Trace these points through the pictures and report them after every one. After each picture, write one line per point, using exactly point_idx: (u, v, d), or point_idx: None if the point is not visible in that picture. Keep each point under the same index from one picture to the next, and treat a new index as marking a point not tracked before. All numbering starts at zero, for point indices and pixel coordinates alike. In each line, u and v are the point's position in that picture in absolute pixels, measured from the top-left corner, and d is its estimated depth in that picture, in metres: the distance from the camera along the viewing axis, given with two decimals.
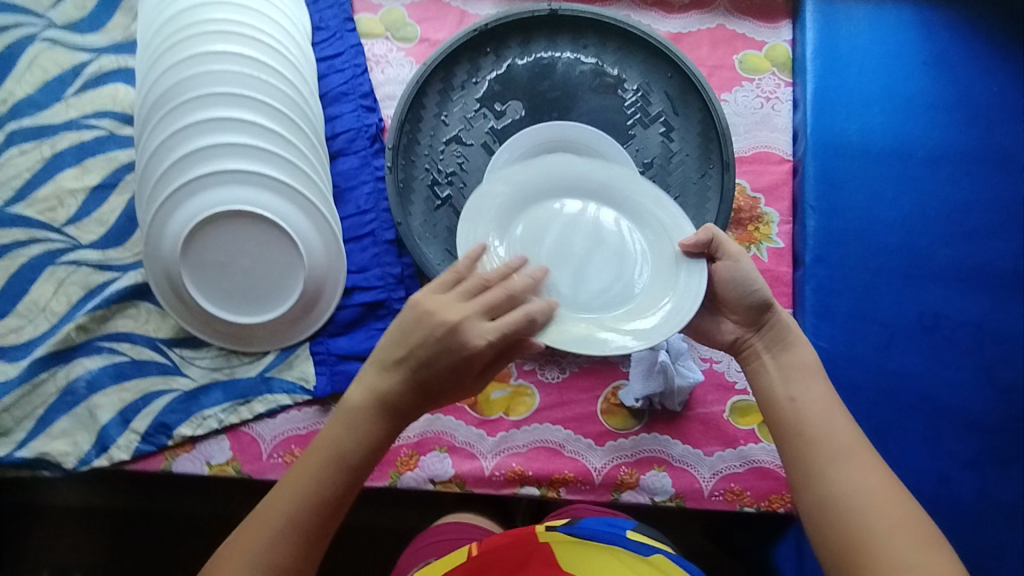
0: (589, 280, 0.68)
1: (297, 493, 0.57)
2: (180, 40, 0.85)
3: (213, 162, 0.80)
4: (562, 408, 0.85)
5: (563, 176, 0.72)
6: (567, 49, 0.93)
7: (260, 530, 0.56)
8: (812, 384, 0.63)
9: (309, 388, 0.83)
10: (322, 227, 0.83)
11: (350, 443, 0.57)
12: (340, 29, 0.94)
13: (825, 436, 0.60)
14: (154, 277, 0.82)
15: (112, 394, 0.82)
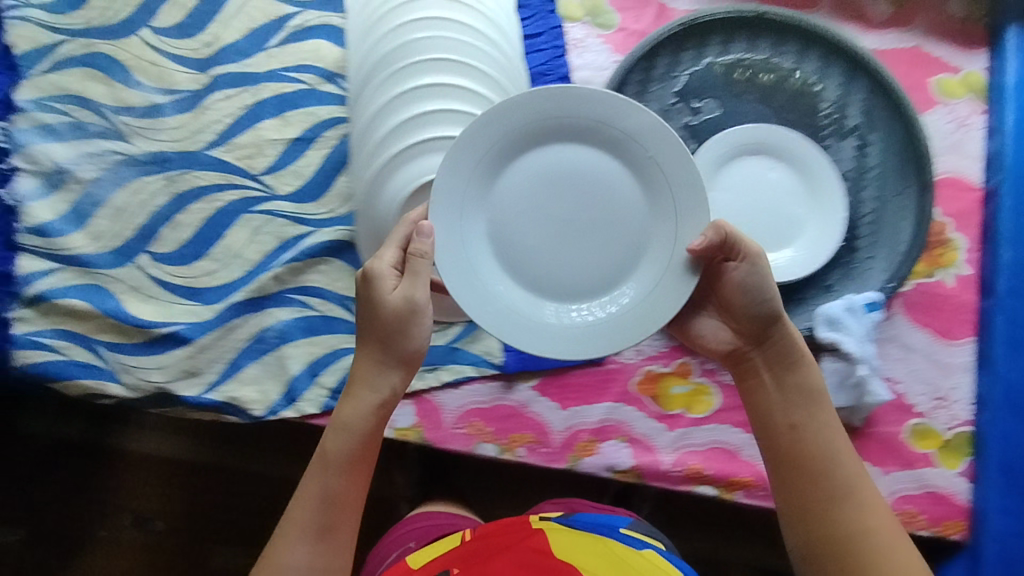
0: (572, 263, 0.70)
1: (325, 466, 0.67)
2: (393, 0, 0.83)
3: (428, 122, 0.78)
4: (742, 411, 0.84)
5: (561, 159, 0.69)
6: (767, 51, 0.91)
7: (305, 500, 0.67)
8: (814, 410, 0.67)
9: (496, 362, 0.83)
10: None
11: (347, 424, 0.67)
12: (541, 9, 0.91)
13: (816, 465, 0.65)
14: (367, 238, 0.82)
15: (302, 345, 0.82)
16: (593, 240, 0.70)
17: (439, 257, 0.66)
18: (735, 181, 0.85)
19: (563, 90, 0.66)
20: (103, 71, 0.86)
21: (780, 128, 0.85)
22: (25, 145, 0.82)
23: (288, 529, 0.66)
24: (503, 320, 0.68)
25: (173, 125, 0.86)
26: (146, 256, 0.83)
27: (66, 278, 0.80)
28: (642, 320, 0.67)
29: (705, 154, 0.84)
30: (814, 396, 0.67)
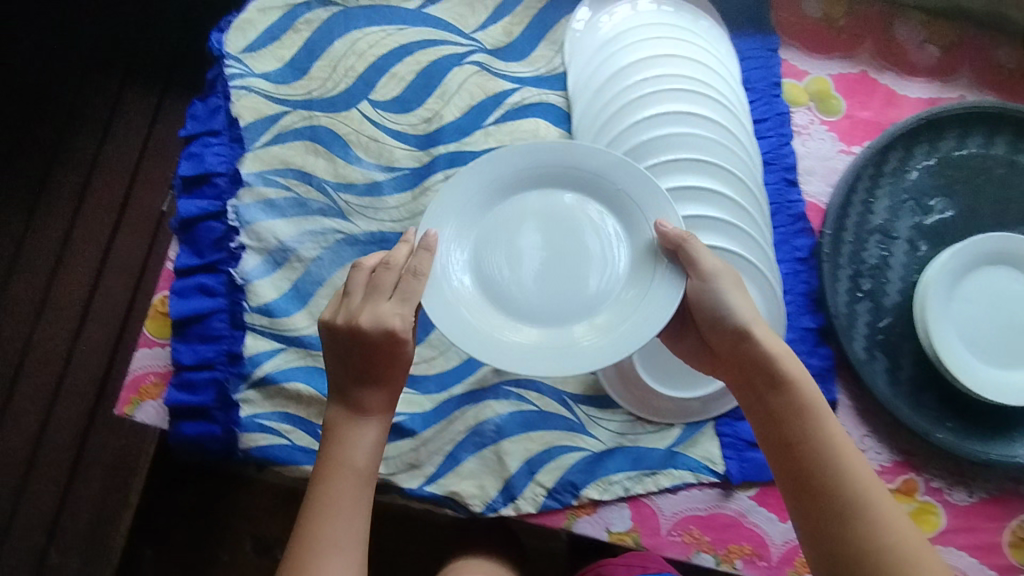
0: (537, 292, 0.68)
1: (348, 482, 0.63)
2: (625, 92, 0.82)
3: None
4: (969, 533, 0.79)
5: (535, 203, 0.71)
6: (1004, 147, 0.87)
7: (314, 524, 0.61)
8: (799, 426, 0.59)
9: (717, 470, 0.79)
10: (773, 302, 0.76)
11: (352, 455, 0.63)
12: (767, 93, 0.88)
13: (816, 485, 0.57)
14: None
15: (519, 441, 0.79)
16: (568, 270, 0.69)
17: (429, 289, 0.64)
18: (976, 291, 0.82)
19: (541, 144, 0.69)
20: (325, 146, 0.86)
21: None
22: (250, 221, 0.83)
23: (309, 547, 0.60)
24: (463, 329, 0.64)
25: (393, 203, 0.85)
26: None
27: (291, 359, 0.81)
28: (619, 344, 0.64)
29: (947, 258, 0.81)
30: (811, 407, 0.60)
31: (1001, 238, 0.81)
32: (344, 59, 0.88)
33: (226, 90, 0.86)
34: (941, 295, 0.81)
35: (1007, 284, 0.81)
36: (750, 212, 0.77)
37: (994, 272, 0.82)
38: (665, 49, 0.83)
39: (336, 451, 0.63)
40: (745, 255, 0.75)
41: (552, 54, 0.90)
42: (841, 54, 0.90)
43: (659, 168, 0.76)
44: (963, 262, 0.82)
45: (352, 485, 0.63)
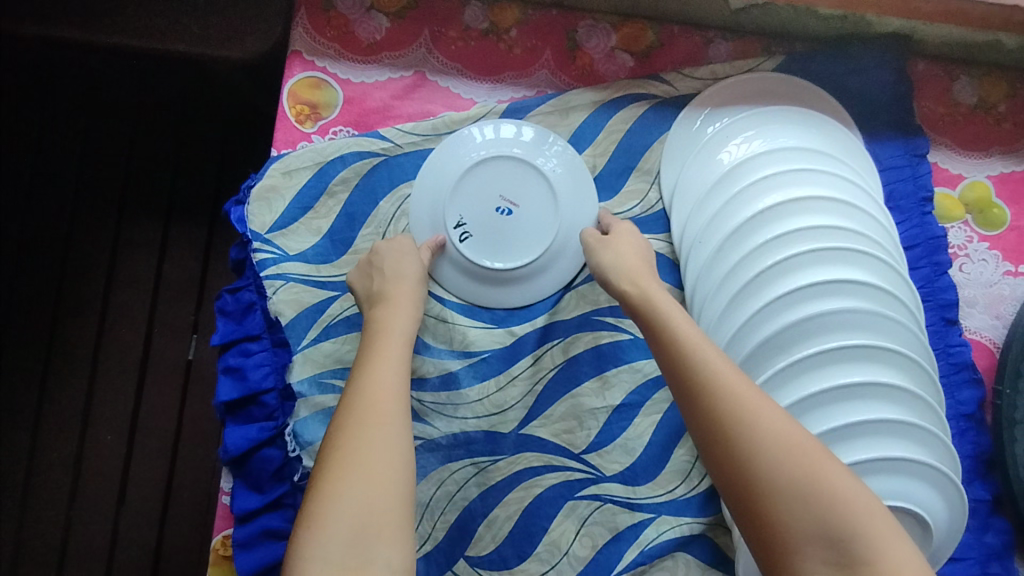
0: (484, 175, 0.71)
1: (387, 390, 0.54)
2: (765, 249, 0.65)
3: (848, 437, 0.61)
4: None
5: (491, 245, 0.71)
6: None
7: (343, 436, 0.50)
8: (683, 358, 0.53)
9: None
10: (951, 500, 0.64)
11: (389, 330, 0.60)
12: (916, 211, 0.72)
13: (711, 411, 0.49)
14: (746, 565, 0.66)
15: None
16: (521, 185, 0.71)
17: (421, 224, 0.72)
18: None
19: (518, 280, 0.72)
20: None
21: None
22: (310, 442, 0.69)
23: (335, 470, 0.48)
24: (441, 166, 0.71)
25: (474, 397, 0.72)
26: (462, 562, 0.71)
27: None
28: (555, 164, 0.72)
29: None
30: (693, 343, 0.53)
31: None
32: (395, 224, 0.72)
33: (259, 282, 0.71)
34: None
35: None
36: (932, 403, 0.64)
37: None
38: (818, 190, 0.65)
39: (364, 361, 0.57)
40: (933, 463, 0.62)
41: (648, 186, 0.73)
42: (1002, 149, 0.74)
43: (825, 362, 0.61)
44: None
45: (394, 359, 0.57)
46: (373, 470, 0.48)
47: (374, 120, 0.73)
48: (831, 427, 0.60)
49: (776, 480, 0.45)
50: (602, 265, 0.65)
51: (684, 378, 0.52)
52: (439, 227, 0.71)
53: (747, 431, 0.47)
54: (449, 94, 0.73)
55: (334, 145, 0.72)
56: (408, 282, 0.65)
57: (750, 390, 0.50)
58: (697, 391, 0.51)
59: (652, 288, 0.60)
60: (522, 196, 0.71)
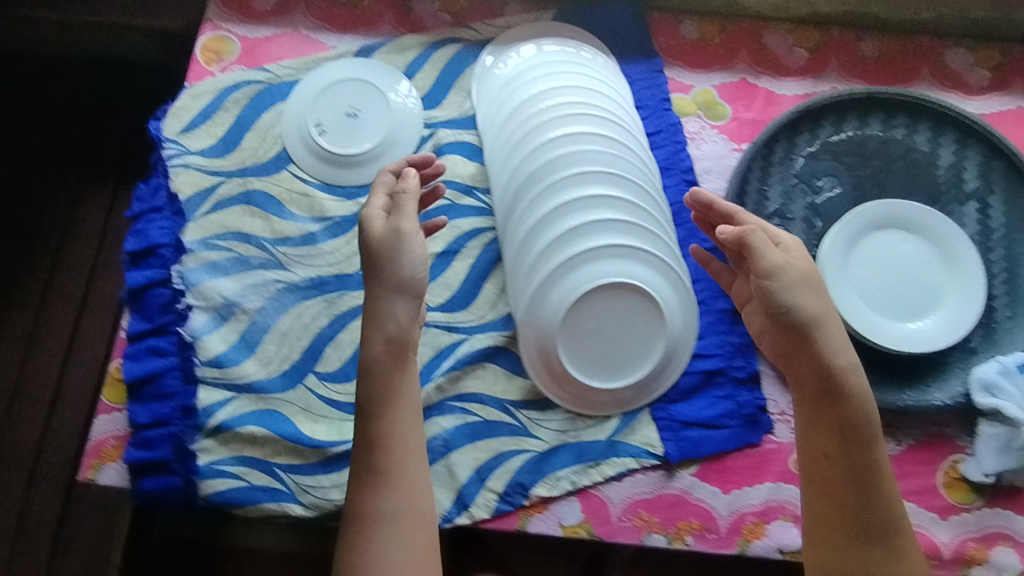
0: (335, 93, 0.98)
1: (400, 456, 0.70)
2: (538, 118, 0.91)
3: (590, 233, 0.84)
4: (903, 480, 0.86)
5: (339, 137, 0.96)
6: (877, 127, 0.96)
7: (361, 517, 0.69)
8: (838, 414, 0.71)
9: (656, 453, 0.85)
10: (679, 291, 0.85)
11: (389, 391, 0.71)
12: (657, 108, 0.99)
13: (857, 489, 0.70)
14: (526, 348, 0.84)
15: (467, 452, 0.86)
16: (361, 99, 0.98)
17: (290, 128, 0.98)
18: (873, 251, 0.89)
19: (358, 161, 0.96)
20: (261, 207, 0.95)
21: (908, 204, 0.90)
22: (195, 283, 0.90)
23: (356, 559, 0.67)
24: (305, 88, 0.99)
25: (328, 250, 0.93)
26: (313, 376, 0.89)
27: (241, 406, 0.87)
28: (387, 84, 0.99)
29: (838, 233, 0.89)
30: (858, 404, 0.71)
31: (875, 203, 0.91)
32: (272, 129, 0.98)
33: (165, 171, 0.96)
34: (838, 267, 0.88)
35: (895, 255, 0.89)
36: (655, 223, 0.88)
37: (882, 234, 0.90)
38: (579, 85, 0.93)
39: (377, 420, 0.71)
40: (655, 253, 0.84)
41: (463, 99, 1.00)
42: (720, 67, 1.01)
43: (573, 182, 0.86)
44: (853, 233, 0.90)
45: (387, 427, 0.71)
46: (394, 550, 0.68)
47: (262, 60, 1.02)
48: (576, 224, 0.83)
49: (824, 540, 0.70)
50: (768, 286, 0.72)
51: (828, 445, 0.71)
52: (302, 129, 0.97)
53: (893, 522, 0.70)
54: (319, 44, 1.03)
55: (230, 76, 1.00)
56: (399, 278, 0.72)
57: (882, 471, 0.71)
58: (837, 462, 0.71)
59: (832, 331, 0.72)
60: (362, 105, 0.98)
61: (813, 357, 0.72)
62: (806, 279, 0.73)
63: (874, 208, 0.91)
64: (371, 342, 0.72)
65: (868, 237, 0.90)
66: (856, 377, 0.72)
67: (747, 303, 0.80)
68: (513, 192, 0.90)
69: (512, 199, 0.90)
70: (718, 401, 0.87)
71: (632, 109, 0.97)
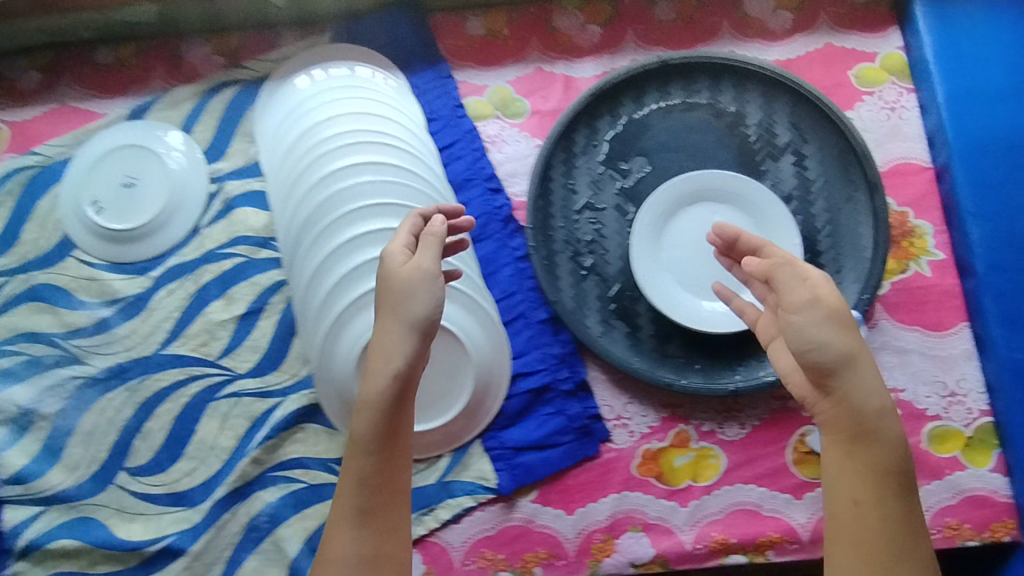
0: (111, 163, 0.92)
1: (392, 493, 0.63)
2: (313, 152, 0.86)
3: (374, 270, 0.79)
4: (752, 464, 0.82)
5: (120, 211, 0.91)
6: (680, 95, 0.91)
7: (338, 531, 0.62)
8: (858, 476, 0.58)
9: (490, 487, 0.81)
10: (482, 318, 0.80)
11: (379, 439, 0.61)
12: (451, 116, 0.92)
13: (893, 543, 0.57)
14: (327, 402, 0.79)
15: (294, 524, 0.81)
16: (139, 164, 0.92)
17: (67, 209, 0.92)
18: (683, 234, 0.85)
19: (141, 233, 0.90)
20: (47, 301, 0.89)
21: (713, 172, 0.85)
22: None
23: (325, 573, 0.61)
24: (79, 164, 0.93)
25: (124, 334, 0.87)
26: (123, 472, 0.83)
27: (52, 519, 0.81)
28: (165, 144, 0.93)
29: (644, 219, 0.84)
30: (877, 463, 0.58)
31: (681, 180, 0.85)
32: (51, 215, 0.92)
33: None
34: (651, 259, 0.84)
35: (708, 230, 0.84)
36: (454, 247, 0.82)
37: (692, 211, 0.85)
38: (352, 109, 0.87)
39: (371, 456, 0.62)
40: (448, 282, 0.79)
41: (248, 144, 0.93)
42: (513, 60, 0.95)
43: (354, 218, 0.81)
44: (660, 216, 0.85)
45: (382, 465, 0.62)
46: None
47: (32, 142, 0.95)
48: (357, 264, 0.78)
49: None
50: (791, 320, 0.59)
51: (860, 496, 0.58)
52: (79, 208, 0.91)
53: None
54: (92, 114, 0.96)
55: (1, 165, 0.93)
56: (395, 350, 0.61)
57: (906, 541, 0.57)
58: (868, 510, 0.58)
59: (866, 369, 0.58)
60: (140, 172, 0.92)
61: (839, 399, 0.58)
62: (839, 313, 0.58)
63: (678, 186, 0.85)
64: (375, 382, 0.61)
65: (677, 217, 0.85)
66: (890, 415, 0.58)
67: (773, 340, 0.64)
68: (293, 233, 0.85)
69: (293, 241, 0.84)
70: (549, 418, 0.83)
71: (422, 127, 0.91)
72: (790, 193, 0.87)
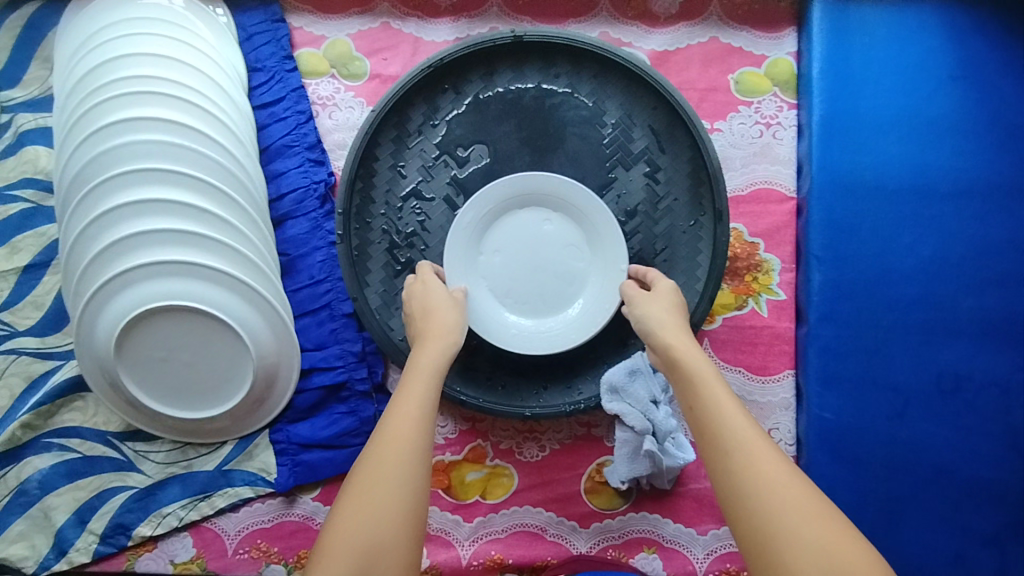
0: None
1: (407, 425, 0.55)
2: (99, 92, 0.75)
3: (141, 245, 0.71)
4: (545, 487, 0.79)
5: None
6: (535, 79, 0.81)
7: (385, 457, 0.54)
8: (689, 389, 0.57)
9: (271, 480, 0.78)
10: (266, 310, 0.75)
11: (427, 366, 0.61)
12: (278, 69, 0.83)
13: (722, 441, 0.53)
14: (92, 376, 0.75)
15: (66, 494, 0.79)
16: None
17: None
18: (507, 236, 0.77)
19: None
20: None
21: (547, 176, 0.75)
22: None
23: (366, 495, 0.52)
24: None
25: None
26: None
27: None
28: None
29: (466, 215, 0.75)
30: (701, 374, 0.57)
31: (523, 176, 0.76)
32: None
33: None
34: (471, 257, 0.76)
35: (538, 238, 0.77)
36: (242, 224, 0.75)
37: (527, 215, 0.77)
38: (148, 47, 0.75)
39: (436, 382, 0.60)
40: (225, 268, 0.72)
41: (48, 73, 0.85)
42: (358, 10, 0.86)
43: (126, 183, 0.72)
44: (485, 214, 0.76)
45: (429, 385, 0.59)
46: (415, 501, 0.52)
47: None
48: (121, 236, 0.71)
49: (783, 524, 0.47)
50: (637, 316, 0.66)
51: (695, 407, 0.56)
52: None
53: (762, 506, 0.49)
54: None
55: None
56: (447, 326, 0.66)
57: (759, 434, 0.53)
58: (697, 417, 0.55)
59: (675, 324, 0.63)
60: None
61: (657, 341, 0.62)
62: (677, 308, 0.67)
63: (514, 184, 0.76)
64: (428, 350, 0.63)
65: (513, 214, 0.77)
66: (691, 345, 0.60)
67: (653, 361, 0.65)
68: (65, 179, 0.74)
69: (65, 189, 0.74)
70: (340, 418, 0.79)
71: (240, 83, 0.82)
72: (636, 206, 0.80)
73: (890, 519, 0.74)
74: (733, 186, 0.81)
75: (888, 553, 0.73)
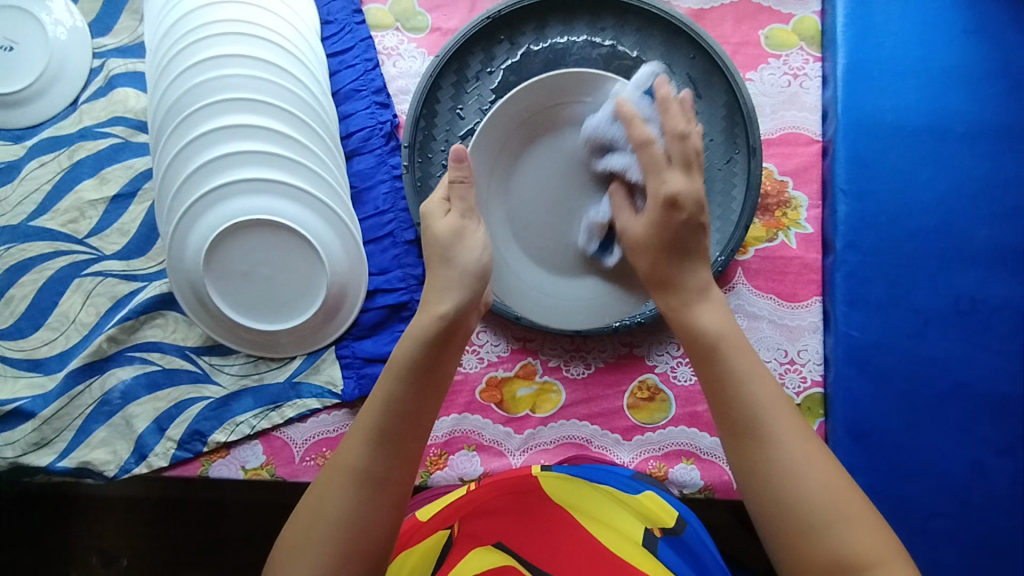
0: None
1: (360, 439, 0.57)
2: (189, 31, 0.81)
3: (230, 166, 0.78)
4: (590, 403, 0.85)
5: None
6: (583, 32, 0.89)
7: (336, 472, 0.56)
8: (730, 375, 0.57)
9: (337, 391, 0.84)
10: (342, 230, 0.83)
11: (397, 364, 0.59)
12: (348, 21, 0.91)
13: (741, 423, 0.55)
14: (180, 289, 0.82)
15: (146, 403, 0.84)
16: (20, 28, 0.90)
17: None
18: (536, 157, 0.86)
19: (15, 99, 0.89)
20: None
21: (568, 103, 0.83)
22: None
23: (316, 506, 0.56)
24: None
25: None
26: None
27: None
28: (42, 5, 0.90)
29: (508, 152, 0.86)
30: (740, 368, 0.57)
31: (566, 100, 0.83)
32: None
33: None
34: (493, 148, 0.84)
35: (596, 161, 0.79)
36: (319, 153, 0.83)
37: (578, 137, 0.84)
38: None
39: (403, 384, 0.58)
40: (306, 190, 0.80)
41: (136, 23, 0.92)
42: None
43: (215, 111, 0.79)
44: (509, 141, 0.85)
45: (395, 394, 0.57)
46: (365, 526, 0.54)
47: None
48: (212, 159, 0.78)
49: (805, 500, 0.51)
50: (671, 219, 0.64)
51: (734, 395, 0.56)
52: None
53: (795, 501, 0.51)
54: None
55: None
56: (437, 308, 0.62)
57: (781, 414, 0.55)
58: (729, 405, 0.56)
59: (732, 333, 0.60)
60: (20, 36, 0.90)
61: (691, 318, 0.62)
62: (673, 202, 0.64)
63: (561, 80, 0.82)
64: (421, 318, 0.61)
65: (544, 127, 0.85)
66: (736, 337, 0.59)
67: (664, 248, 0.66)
68: (159, 111, 0.82)
69: (158, 120, 0.82)
70: (401, 335, 0.85)
71: (315, 32, 0.89)
72: None
73: (911, 428, 0.80)
74: (764, 130, 0.88)
75: (910, 459, 0.79)
